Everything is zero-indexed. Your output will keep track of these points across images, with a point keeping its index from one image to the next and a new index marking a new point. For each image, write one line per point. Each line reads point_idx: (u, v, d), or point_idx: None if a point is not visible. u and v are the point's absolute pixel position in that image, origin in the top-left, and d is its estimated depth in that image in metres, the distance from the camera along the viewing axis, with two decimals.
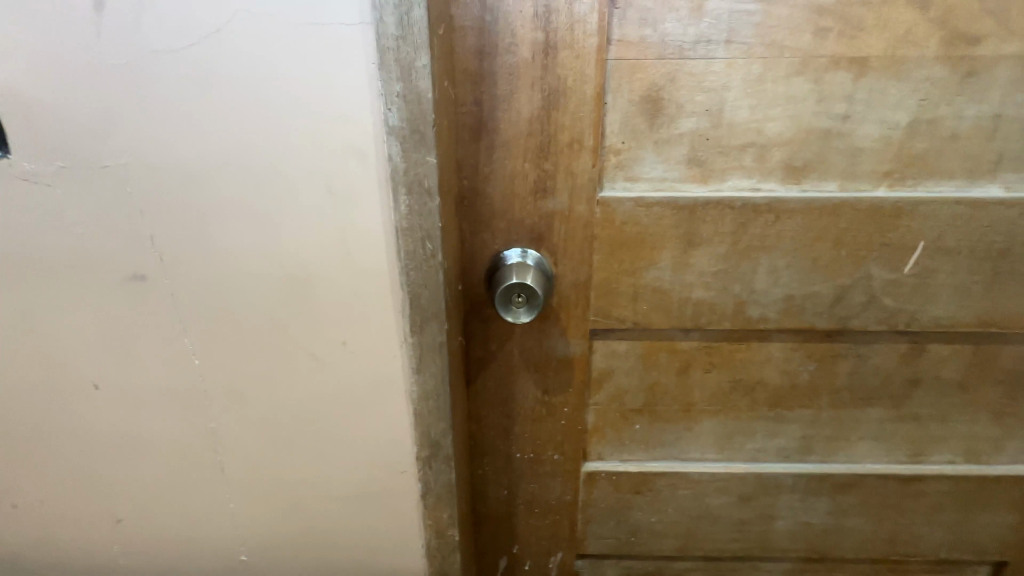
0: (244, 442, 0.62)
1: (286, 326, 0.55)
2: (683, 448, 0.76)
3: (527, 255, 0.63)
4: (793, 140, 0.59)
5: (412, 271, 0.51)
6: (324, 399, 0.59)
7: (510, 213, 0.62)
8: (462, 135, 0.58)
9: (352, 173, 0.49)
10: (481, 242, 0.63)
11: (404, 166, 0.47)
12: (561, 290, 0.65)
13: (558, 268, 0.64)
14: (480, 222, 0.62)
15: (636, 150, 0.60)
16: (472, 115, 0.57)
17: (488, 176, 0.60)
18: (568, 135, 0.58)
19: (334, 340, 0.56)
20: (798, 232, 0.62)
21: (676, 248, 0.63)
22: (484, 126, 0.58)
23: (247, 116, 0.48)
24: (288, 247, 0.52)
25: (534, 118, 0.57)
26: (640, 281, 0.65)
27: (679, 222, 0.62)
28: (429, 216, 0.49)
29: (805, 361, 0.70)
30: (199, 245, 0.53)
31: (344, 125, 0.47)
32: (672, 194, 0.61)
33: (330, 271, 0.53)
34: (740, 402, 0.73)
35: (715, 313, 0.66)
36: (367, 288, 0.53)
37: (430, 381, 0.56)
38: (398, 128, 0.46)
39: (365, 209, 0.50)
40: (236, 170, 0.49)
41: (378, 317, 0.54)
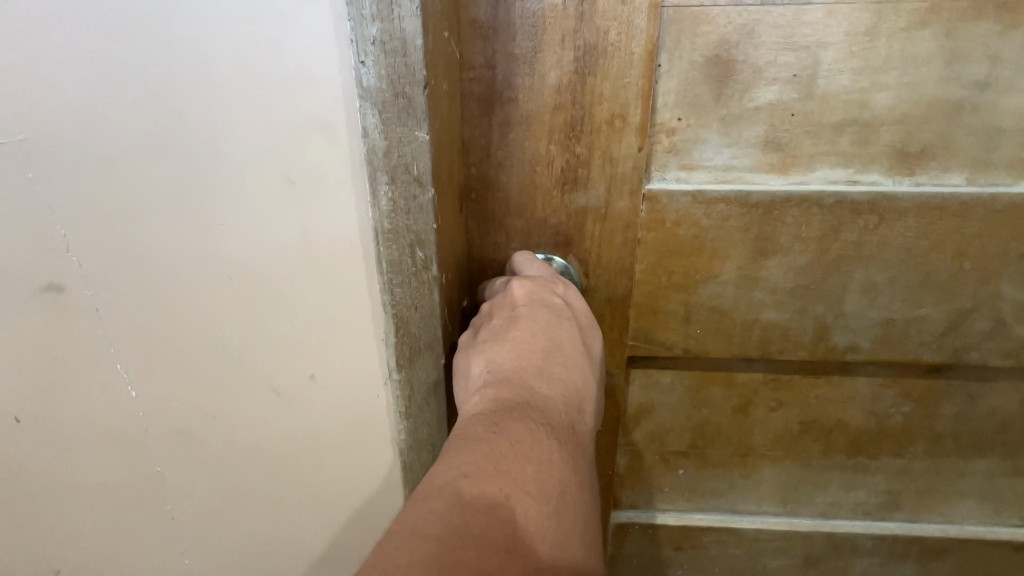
0: (196, 489, 0.50)
1: (241, 355, 0.43)
2: (737, 498, 0.63)
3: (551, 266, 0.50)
4: (908, 117, 0.44)
5: (398, 289, 0.38)
6: (292, 443, 0.47)
7: (530, 210, 0.48)
8: (468, 109, 0.45)
9: (316, 157, 0.36)
10: (491, 246, 0.50)
11: (384, 144, 0.34)
12: (593, 308, 0.52)
13: (588, 280, 0.51)
14: (491, 221, 0.49)
15: (694, 130, 0.46)
16: (483, 82, 0.44)
17: (501, 161, 0.46)
18: (607, 109, 0.44)
19: (302, 370, 0.44)
20: (908, 239, 0.47)
21: (743, 258, 0.49)
22: (497, 97, 0.44)
23: (171, 78, 0.34)
24: (237, 253, 0.40)
25: (562, 86, 0.44)
26: (694, 299, 0.51)
27: (750, 223, 0.47)
28: (420, 215, 0.36)
29: (898, 401, 0.55)
30: (122, 251, 0.40)
31: (304, 87, 0.34)
32: (740, 187, 0.47)
33: (290, 285, 0.40)
34: (811, 448, 0.59)
35: (788, 340, 0.52)
36: (340, 309, 0.41)
37: (423, 428, 0.44)
38: (376, 90, 0.32)
39: (335, 205, 0.37)
40: (163, 153, 0.37)
41: (356, 343, 0.42)
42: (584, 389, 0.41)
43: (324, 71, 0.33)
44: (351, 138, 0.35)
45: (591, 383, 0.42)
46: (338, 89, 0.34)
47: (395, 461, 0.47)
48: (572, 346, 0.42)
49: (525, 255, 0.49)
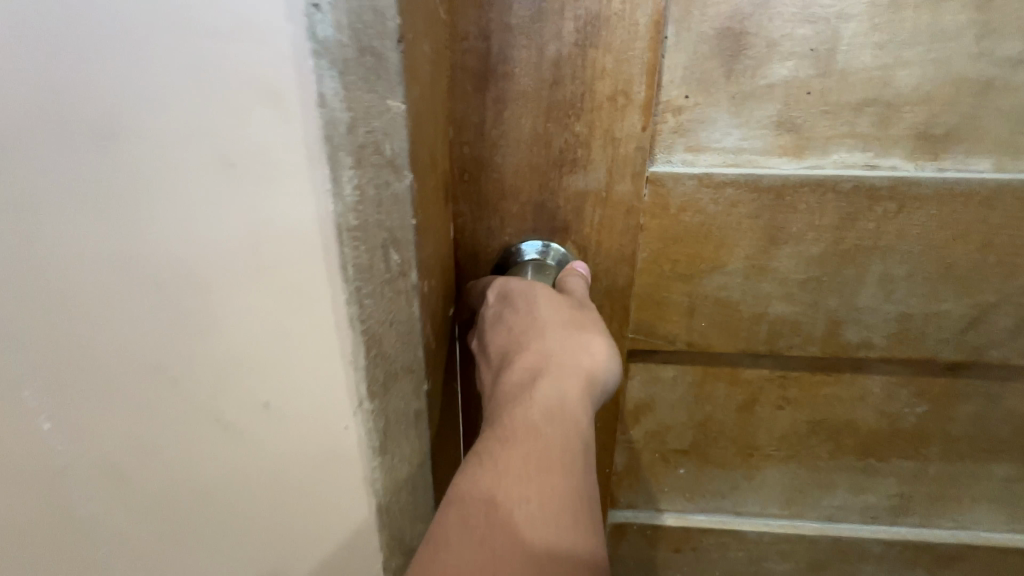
0: (117, 540, 0.41)
1: (181, 383, 0.35)
2: (739, 500, 0.60)
3: (551, 254, 0.47)
4: (933, 97, 0.41)
5: (366, 304, 0.31)
6: (239, 484, 0.38)
7: (526, 194, 0.45)
8: (460, 83, 0.42)
9: (256, 131, 0.27)
10: (485, 232, 0.47)
11: (349, 116, 0.27)
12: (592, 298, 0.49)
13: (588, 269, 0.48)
14: (484, 205, 0.46)
15: (703, 108, 0.43)
16: (477, 54, 0.41)
17: (496, 141, 0.44)
18: (609, 85, 0.41)
19: (251, 401, 0.35)
20: (929, 229, 0.44)
21: (752, 247, 0.46)
22: (492, 71, 0.41)
23: (68, 21, 0.26)
24: (166, 256, 0.31)
25: (561, 60, 0.41)
26: (699, 290, 0.48)
27: (760, 210, 0.45)
28: (394, 207, 0.31)
29: (913, 401, 0.53)
30: (13, 258, 0.31)
31: (237, 36, 0.26)
32: (750, 171, 0.44)
33: (237, 296, 0.32)
34: (819, 449, 0.56)
35: (797, 336, 0.49)
36: (297, 326, 0.32)
37: (402, 464, 0.38)
38: (337, 44, 0.25)
39: (282, 196, 0.29)
40: (53, 121, 0.28)
41: (316, 369, 0.34)
42: (537, 372, 0.37)
43: (266, 15, 0.25)
44: (304, 104, 0.26)
45: (545, 358, 0.38)
46: (286, 40, 0.25)
47: (365, 519, 0.39)
48: (518, 337, 0.39)
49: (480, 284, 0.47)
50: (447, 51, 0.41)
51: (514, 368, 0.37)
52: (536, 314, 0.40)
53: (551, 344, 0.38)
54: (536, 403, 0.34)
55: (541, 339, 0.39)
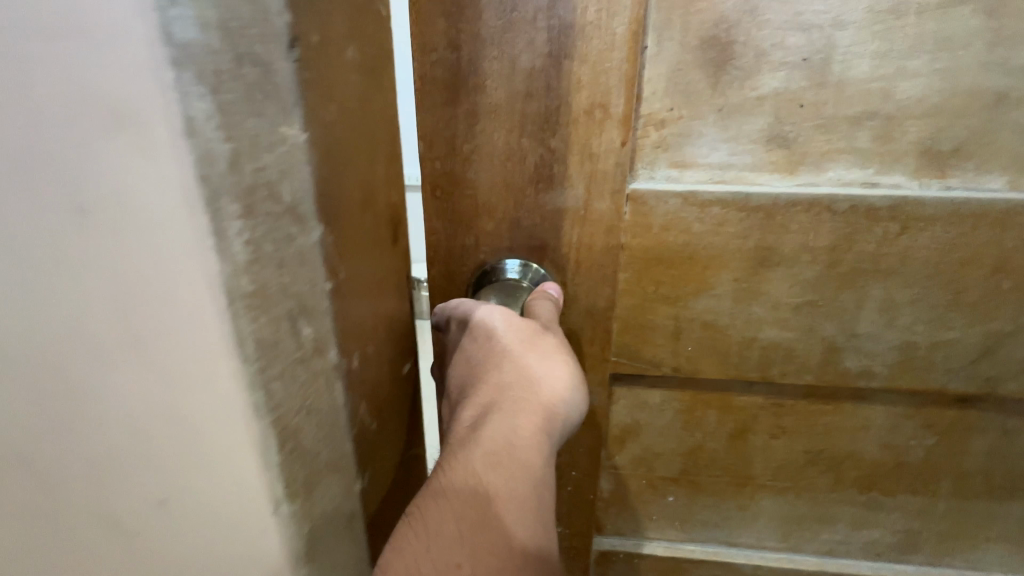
0: None
1: (52, 478, 0.29)
2: (732, 530, 0.57)
3: (527, 274, 0.45)
4: (940, 110, 0.38)
5: (275, 379, 0.27)
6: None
7: (500, 211, 0.43)
8: (429, 96, 0.40)
9: (108, 169, 0.21)
10: (459, 249, 0.45)
11: (232, 152, 0.22)
12: (572, 319, 0.47)
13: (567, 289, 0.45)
14: (458, 222, 0.44)
15: (687, 122, 0.40)
16: (446, 66, 0.39)
17: (468, 156, 0.42)
18: (585, 98, 0.39)
19: (141, 488, 0.29)
20: (935, 252, 0.41)
21: (741, 269, 0.43)
22: (462, 84, 0.40)
23: None
24: (23, 332, 0.25)
25: (534, 72, 0.39)
26: (685, 313, 0.45)
27: (750, 230, 0.42)
28: (301, 263, 0.28)
29: (920, 434, 0.49)
30: None
31: (78, 48, 0.20)
32: (738, 188, 0.41)
33: (115, 370, 0.26)
34: (818, 481, 0.53)
35: (791, 362, 0.46)
36: (187, 408, 0.26)
37: (327, 542, 0.34)
38: (207, 51, 0.20)
39: (151, 251, 0.23)
40: None
41: (214, 454, 0.28)
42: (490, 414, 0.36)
43: (102, 11, 0.19)
44: (172, 139, 0.21)
45: (498, 395, 0.37)
46: (142, 47, 0.19)
47: None
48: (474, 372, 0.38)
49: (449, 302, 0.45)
50: (415, 62, 0.39)
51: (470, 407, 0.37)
52: (489, 345, 0.38)
53: (502, 380, 0.37)
54: (491, 450, 0.34)
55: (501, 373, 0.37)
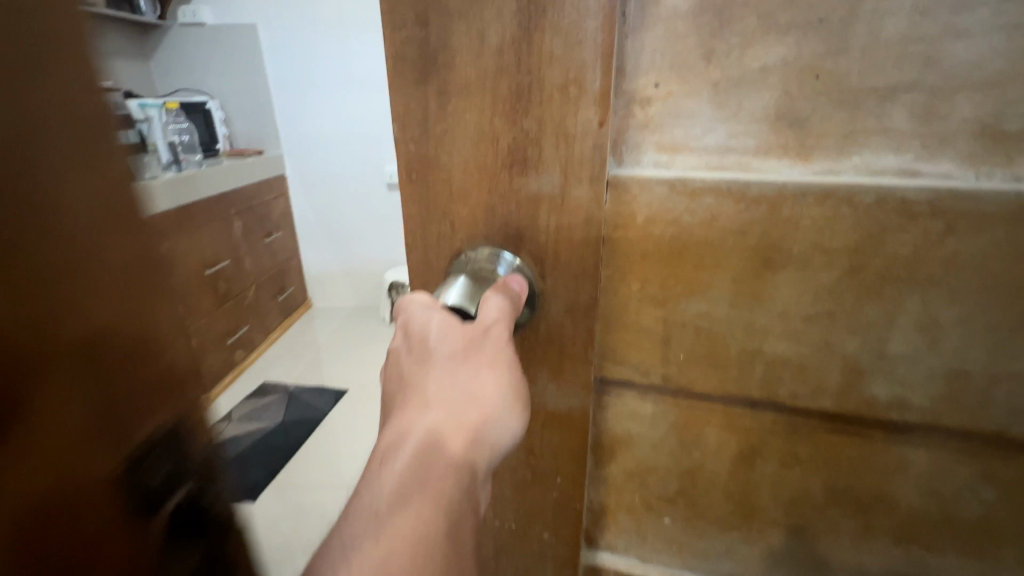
0: None
1: None
2: (738, 566, 0.51)
3: (502, 264, 0.42)
4: (1008, 79, 0.29)
5: None
6: None
7: (475, 196, 0.41)
8: (400, 75, 0.39)
9: None
10: (435, 235, 0.44)
11: None
12: (551, 315, 0.43)
13: (544, 282, 0.42)
14: (433, 207, 0.43)
15: (678, 99, 0.35)
16: (416, 42, 0.37)
17: (441, 138, 0.40)
18: (559, 73, 0.35)
19: None
20: (995, 259, 0.32)
21: (740, 270, 0.37)
22: (432, 61, 0.38)
23: None
24: None
25: (504, 47, 0.36)
26: (675, 316, 0.40)
27: (750, 224, 0.36)
28: None
29: (976, 484, 0.40)
30: None
31: None
32: (737, 176, 0.35)
33: None
34: (842, 525, 0.45)
35: (803, 383, 0.39)
36: None
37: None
38: None
39: None
40: None
41: None
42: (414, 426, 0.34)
43: None
44: None
45: (427, 404, 0.35)
46: None
47: None
48: (408, 380, 0.36)
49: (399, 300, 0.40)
50: (386, 40, 0.38)
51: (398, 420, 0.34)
52: (424, 350, 0.36)
53: (433, 385, 0.35)
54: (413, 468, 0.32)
55: (435, 386, 0.35)
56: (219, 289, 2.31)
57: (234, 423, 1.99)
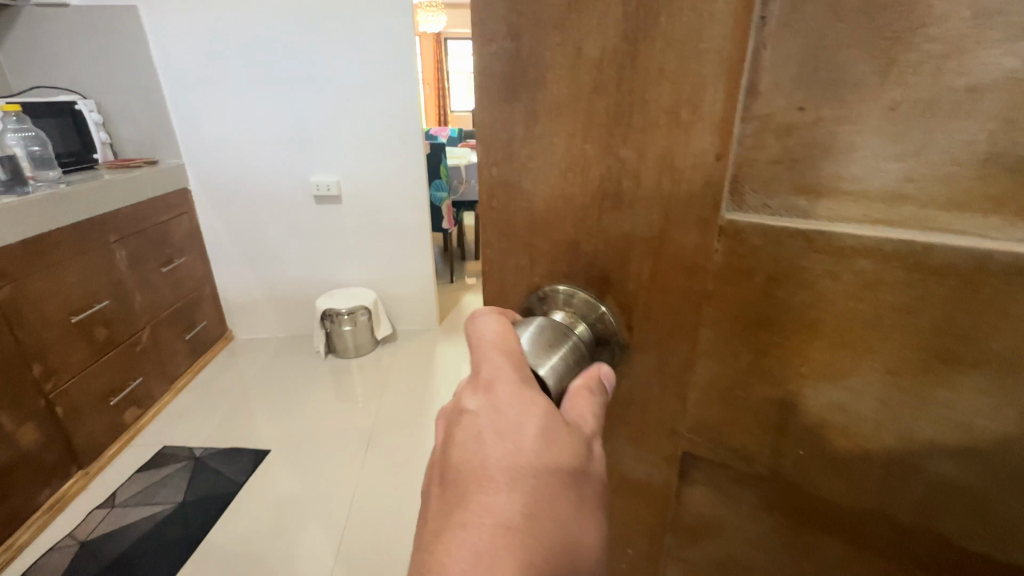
0: None
1: None
2: None
3: (587, 313, 0.37)
4: None
5: None
6: None
7: (560, 230, 0.37)
8: (486, 94, 0.35)
9: None
10: (513, 267, 0.40)
11: None
12: (636, 371, 0.37)
13: (631, 334, 0.36)
14: (513, 237, 0.39)
15: (829, 128, 0.26)
16: (506, 56, 0.33)
17: (525, 163, 0.36)
18: (668, 93, 0.29)
19: None
20: None
21: (901, 360, 0.27)
22: (521, 77, 0.33)
23: None
24: None
25: (603, 62, 0.30)
26: (797, 401, 0.31)
27: (924, 301, 0.25)
28: None
29: None
30: None
31: None
32: (910, 235, 0.25)
33: None
34: None
35: (988, 530, 0.27)
36: None
37: None
38: None
39: None
40: None
41: None
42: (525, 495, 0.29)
43: None
44: None
45: (532, 468, 0.29)
46: None
47: None
48: (498, 435, 0.30)
49: (474, 333, 0.35)
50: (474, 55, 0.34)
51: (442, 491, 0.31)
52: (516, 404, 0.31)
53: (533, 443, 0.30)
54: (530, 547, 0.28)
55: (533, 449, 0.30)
56: (101, 340, 2.04)
57: (116, 510, 1.84)
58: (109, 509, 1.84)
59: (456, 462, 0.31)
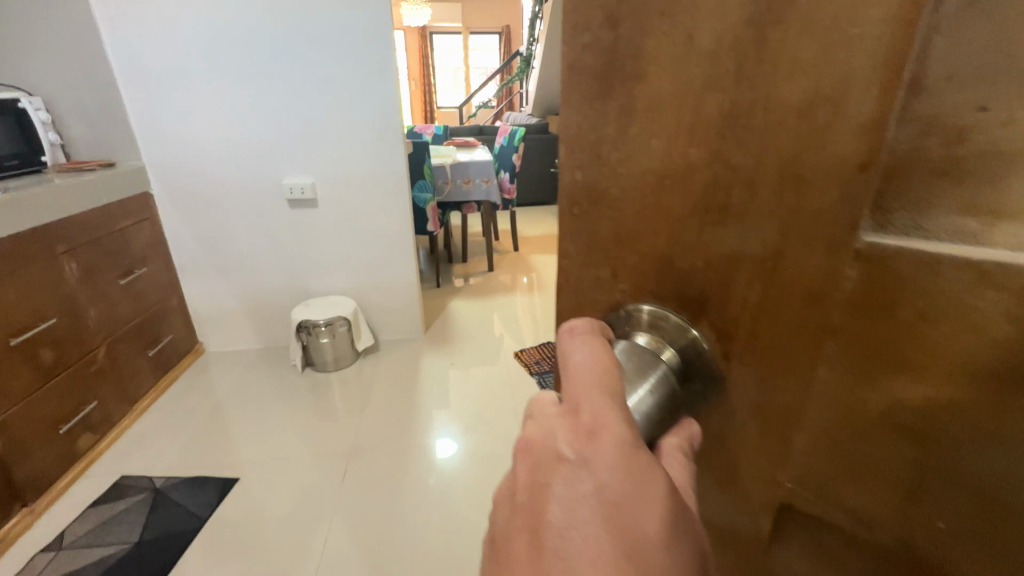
0: None
1: None
2: None
3: (677, 337, 0.33)
4: None
5: None
6: None
7: (648, 245, 0.32)
8: (575, 90, 0.30)
9: None
10: (593, 282, 0.36)
11: None
12: (732, 407, 0.33)
13: (728, 368, 0.32)
14: (594, 250, 0.35)
15: None
16: (599, 46, 0.28)
17: (613, 168, 0.31)
18: (803, 88, 0.24)
19: None
20: None
21: None
22: (616, 69, 0.28)
23: None
24: None
25: (721, 52, 0.25)
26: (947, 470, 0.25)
27: None
28: None
29: None
30: None
31: None
32: None
33: None
34: None
35: None
36: None
37: None
38: None
39: None
40: None
41: None
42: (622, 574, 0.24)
43: None
44: None
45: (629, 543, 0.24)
46: None
47: None
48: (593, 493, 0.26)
49: (565, 356, 0.32)
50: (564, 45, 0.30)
51: (513, 542, 0.27)
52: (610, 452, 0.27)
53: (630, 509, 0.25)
54: None
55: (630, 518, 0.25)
56: (46, 361, 1.88)
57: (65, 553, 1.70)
58: (56, 552, 1.70)
59: (536, 507, 0.28)
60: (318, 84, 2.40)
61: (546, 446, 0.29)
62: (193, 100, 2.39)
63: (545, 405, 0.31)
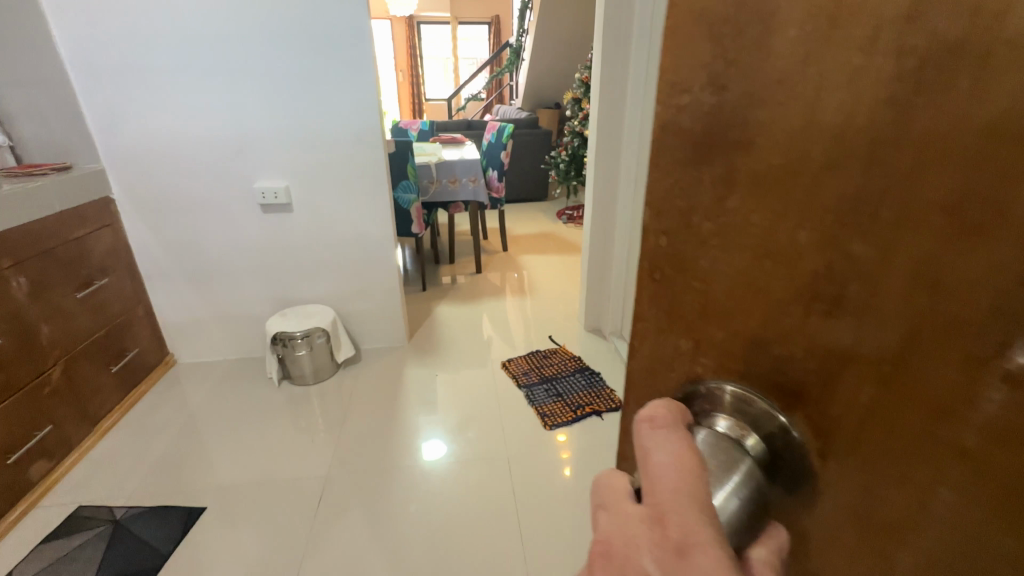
0: None
1: None
2: None
3: (762, 422, 0.29)
4: None
5: None
6: None
7: (739, 321, 0.29)
8: (670, 155, 0.30)
9: None
10: (671, 350, 0.34)
11: None
12: (832, 508, 0.28)
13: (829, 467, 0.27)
14: (676, 317, 0.32)
15: None
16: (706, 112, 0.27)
17: (706, 239, 0.29)
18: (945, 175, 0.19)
19: None
20: None
21: None
22: (719, 136, 0.27)
23: None
24: None
25: (851, 129, 0.22)
26: None
27: None
28: None
29: None
30: None
31: None
32: None
33: None
34: None
35: None
36: None
37: None
38: None
39: None
40: None
41: None
42: None
43: None
44: None
45: None
46: None
47: None
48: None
49: (647, 449, 0.28)
50: (662, 107, 0.29)
51: None
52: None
53: None
54: None
55: None
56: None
57: None
58: None
59: None
60: (295, 84, 2.30)
61: (621, 562, 0.25)
62: (158, 100, 2.25)
63: (620, 497, 0.28)
